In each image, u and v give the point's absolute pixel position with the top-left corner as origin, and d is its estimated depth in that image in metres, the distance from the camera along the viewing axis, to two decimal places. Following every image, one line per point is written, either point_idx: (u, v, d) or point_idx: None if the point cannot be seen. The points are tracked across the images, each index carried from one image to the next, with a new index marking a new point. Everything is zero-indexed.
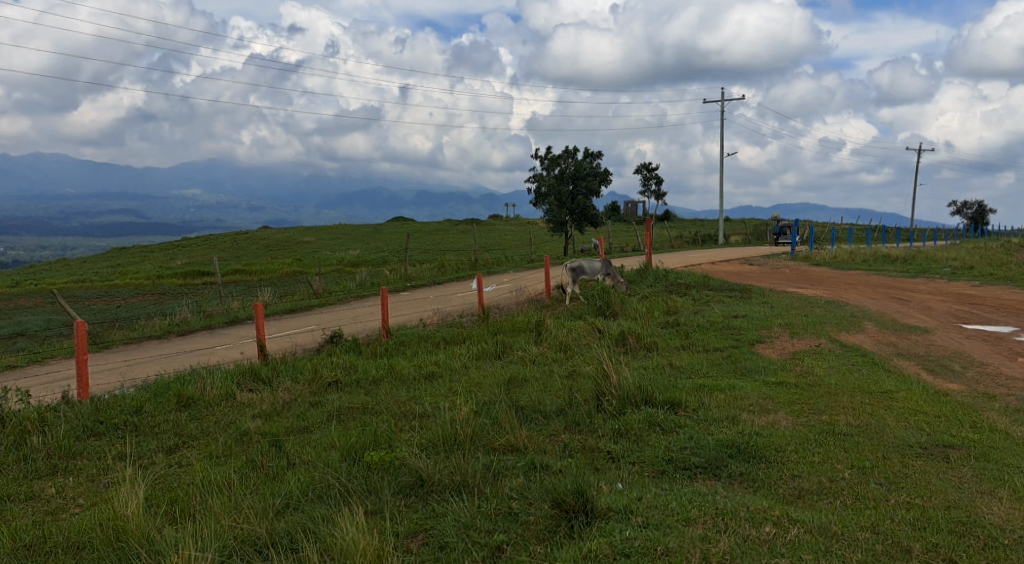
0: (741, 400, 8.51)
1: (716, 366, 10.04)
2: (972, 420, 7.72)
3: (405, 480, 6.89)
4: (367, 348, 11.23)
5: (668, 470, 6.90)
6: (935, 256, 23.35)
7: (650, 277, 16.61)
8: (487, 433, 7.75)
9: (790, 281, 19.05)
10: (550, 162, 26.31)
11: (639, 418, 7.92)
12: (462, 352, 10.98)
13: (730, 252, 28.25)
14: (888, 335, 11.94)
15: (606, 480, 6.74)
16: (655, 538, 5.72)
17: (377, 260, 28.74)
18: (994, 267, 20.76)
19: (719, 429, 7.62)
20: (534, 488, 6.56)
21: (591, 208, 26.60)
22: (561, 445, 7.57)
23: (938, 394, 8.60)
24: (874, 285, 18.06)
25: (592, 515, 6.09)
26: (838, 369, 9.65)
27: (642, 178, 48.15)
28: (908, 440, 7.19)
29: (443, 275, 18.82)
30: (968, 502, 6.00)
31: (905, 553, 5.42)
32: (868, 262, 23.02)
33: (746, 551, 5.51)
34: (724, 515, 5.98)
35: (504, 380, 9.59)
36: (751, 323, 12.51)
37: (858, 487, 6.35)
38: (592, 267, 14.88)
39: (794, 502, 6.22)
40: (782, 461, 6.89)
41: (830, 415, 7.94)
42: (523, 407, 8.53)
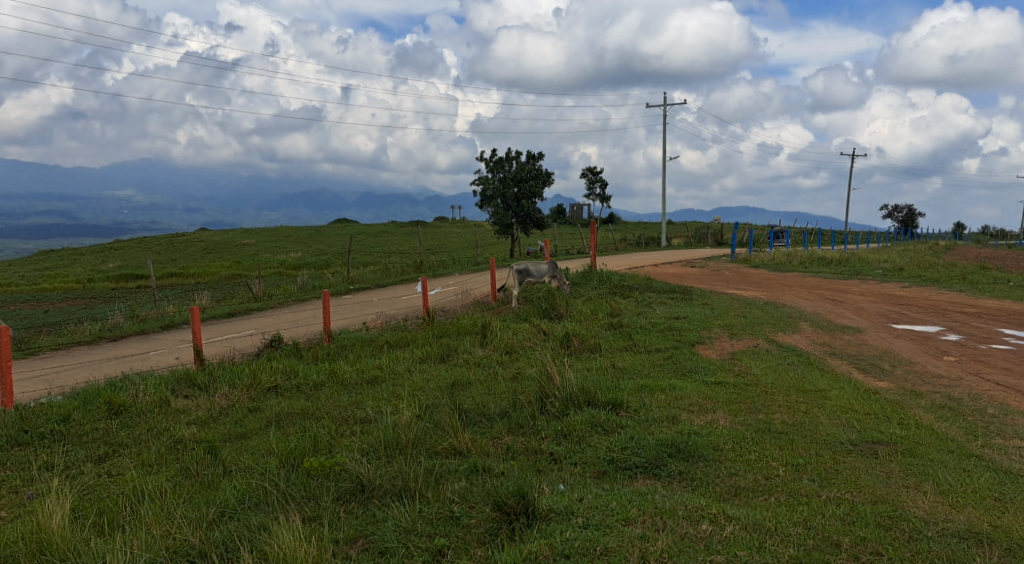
0: (681, 399, 8.65)
1: (657, 366, 10.19)
2: (900, 417, 7.98)
3: (345, 485, 6.83)
4: (308, 352, 11.07)
5: (609, 470, 6.97)
6: (868, 258, 24.14)
7: (594, 279, 16.79)
8: (429, 436, 7.71)
9: (730, 282, 19.44)
10: (495, 164, 26.34)
11: (581, 419, 7.98)
12: (406, 355, 10.91)
13: (673, 254, 28.75)
14: (822, 335, 12.29)
15: (548, 481, 6.77)
16: (594, 538, 5.77)
17: (320, 262, 28.38)
18: (923, 269, 21.54)
19: (660, 429, 7.73)
20: (475, 491, 6.55)
21: (536, 210, 26.71)
22: (504, 448, 7.58)
23: (868, 392, 8.88)
24: (810, 287, 18.58)
25: (533, 517, 6.11)
26: (774, 369, 9.89)
27: (587, 181, 48.56)
28: (839, 437, 7.40)
29: (387, 278, 18.67)
30: (895, 497, 6.21)
31: (834, 547, 5.58)
32: (805, 263, 23.67)
33: (682, 549, 5.60)
34: (663, 513, 6.07)
35: (447, 383, 9.57)
36: (692, 324, 12.73)
37: (791, 484, 6.51)
38: (537, 269, 14.93)
39: (730, 499, 6.35)
40: (719, 460, 7.02)
41: (766, 414, 8.12)
42: (467, 410, 8.52)
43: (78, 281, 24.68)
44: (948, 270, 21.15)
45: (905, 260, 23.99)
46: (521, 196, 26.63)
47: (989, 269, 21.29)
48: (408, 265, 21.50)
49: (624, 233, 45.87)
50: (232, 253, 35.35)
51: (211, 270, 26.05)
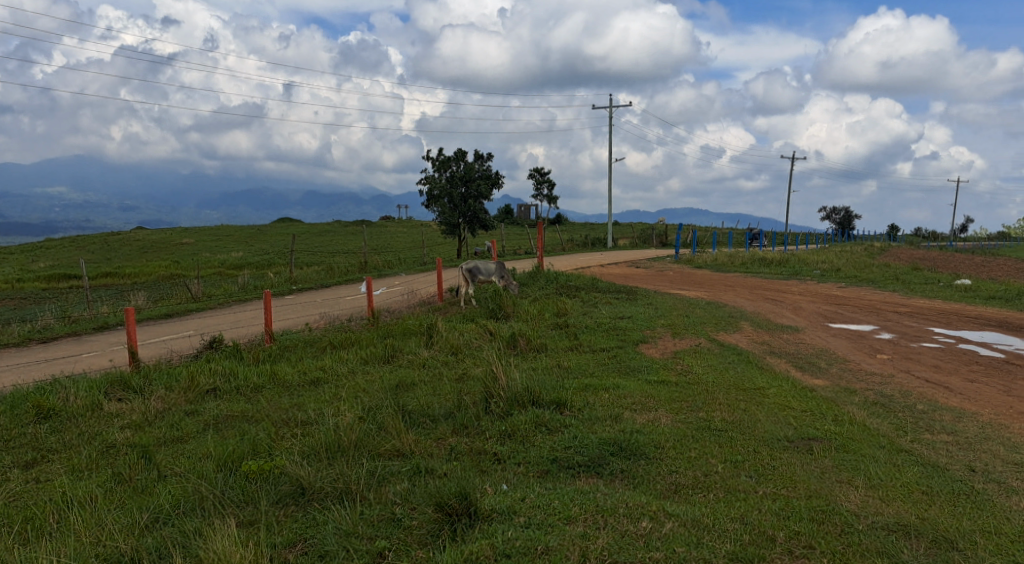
0: (624, 398, 8.74)
1: (602, 366, 10.27)
2: (835, 414, 8.20)
3: (285, 488, 6.72)
4: (248, 353, 10.86)
5: (553, 469, 7.00)
6: (806, 259, 24.76)
7: (541, 279, 16.84)
8: (372, 438, 7.62)
9: (674, 283, 19.74)
10: (441, 164, 26.24)
11: (525, 419, 8.00)
12: (350, 356, 10.77)
13: (619, 255, 28.99)
14: (762, 334, 12.54)
15: (491, 482, 6.77)
16: (536, 537, 5.80)
17: (263, 262, 27.89)
18: (858, 269, 22.19)
19: (603, 427, 7.80)
20: (418, 493, 6.50)
21: (482, 211, 26.71)
22: (447, 448, 7.55)
23: (805, 390, 9.10)
24: (750, 287, 18.96)
25: (476, 518, 6.10)
26: (716, 368, 10.06)
27: (535, 182, 48.75)
28: (776, 434, 7.57)
29: (331, 278, 18.44)
30: (828, 492, 6.37)
31: (770, 541, 5.71)
32: (746, 264, 24.16)
33: (622, 547, 5.67)
34: (604, 511, 6.12)
35: (391, 384, 9.49)
36: (636, 324, 12.87)
37: (729, 481, 6.63)
38: (486, 269, 14.90)
39: (670, 497, 6.43)
40: (660, 457, 7.11)
41: (707, 412, 8.27)
42: (411, 411, 8.47)
43: (7, 281, 23.72)
44: (882, 271, 21.80)
45: (841, 260, 24.70)
46: (467, 196, 26.60)
47: (921, 270, 22.02)
48: (352, 264, 21.28)
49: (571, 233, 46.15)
50: (170, 253, 34.39)
51: (148, 270, 25.33)
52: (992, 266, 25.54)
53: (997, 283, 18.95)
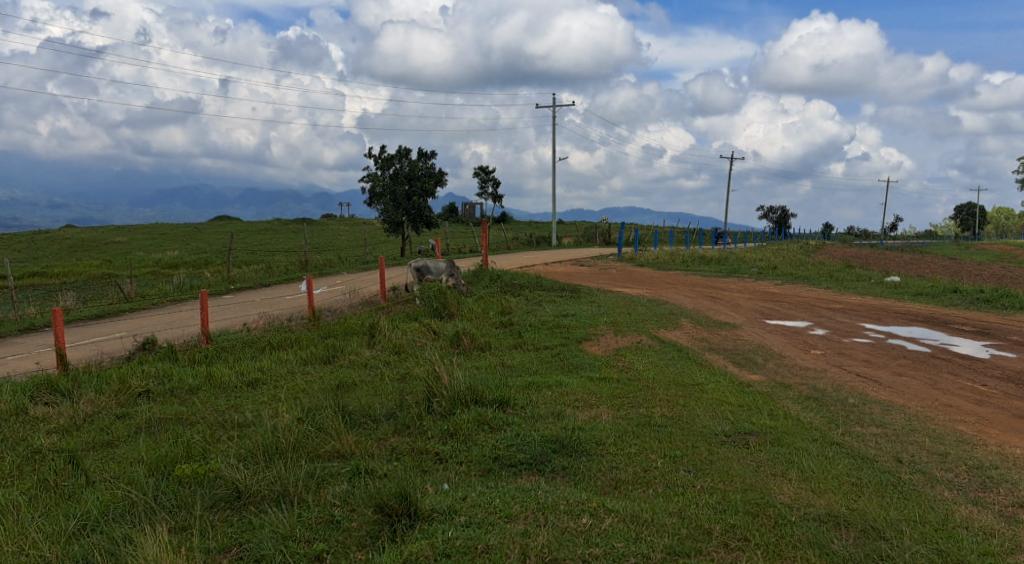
0: (566, 396, 8.80)
1: (545, 364, 10.32)
2: (771, 408, 8.39)
3: (220, 492, 6.58)
4: (183, 355, 10.59)
5: (494, 468, 7.00)
6: (745, 257, 25.34)
7: (485, 277, 16.80)
8: (311, 439, 7.51)
9: (617, 280, 19.97)
10: (384, 161, 26.00)
11: (468, 418, 7.97)
12: (289, 357, 10.58)
13: (563, 253, 29.19)
14: (701, 331, 12.76)
15: (432, 481, 6.74)
16: (476, 537, 5.79)
17: (201, 261, 27.23)
18: (794, 267, 22.80)
19: (545, 425, 7.83)
20: (357, 494, 6.43)
21: (426, 209, 26.55)
22: (388, 449, 7.48)
23: (741, 385, 9.30)
24: (690, 284, 19.26)
25: (416, 517, 6.07)
26: (656, 364, 10.21)
27: (479, 179, 48.80)
28: (714, 429, 7.71)
29: (270, 278, 18.10)
30: (763, 485, 6.51)
31: (706, 535, 5.81)
32: (686, 262, 24.55)
33: (563, 543, 5.70)
34: (545, 509, 6.15)
35: (332, 385, 9.36)
36: (580, 321, 12.96)
37: (668, 475, 6.73)
38: (436, 267, 15.00)
39: (610, 493, 6.50)
40: (601, 454, 7.18)
41: (647, 408, 8.37)
42: (351, 411, 8.36)
43: None
44: (817, 268, 22.38)
45: (778, 258, 25.35)
46: (411, 194, 26.41)
47: (853, 268, 22.68)
48: (292, 263, 20.95)
49: (516, 231, 46.18)
50: (101, 252, 33.29)
51: (78, 269, 24.47)
52: (919, 263, 26.52)
53: (924, 279, 19.65)
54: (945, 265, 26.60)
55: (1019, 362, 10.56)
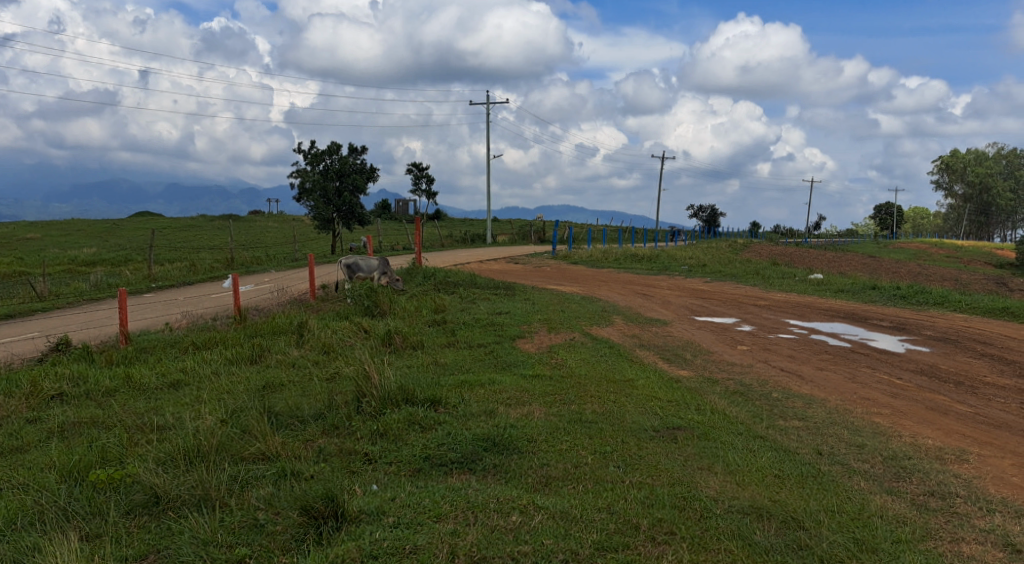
0: (498, 394, 8.76)
1: (478, 361, 10.28)
2: (698, 403, 8.53)
3: (137, 498, 6.33)
4: (100, 356, 10.17)
5: (424, 467, 6.92)
6: (676, 255, 25.75)
7: (418, 275, 16.64)
8: (235, 442, 7.29)
9: (550, 278, 20.03)
10: (313, 157, 25.53)
11: (398, 418, 7.86)
12: (213, 357, 10.27)
13: (497, 251, 29.16)
14: (633, 328, 12.92)
15: (360, 483, 6.63)
16: (404, 537, 5.72)
17: (121, 259, 26.19)
18: (722, 265, 23.30)
19: (476, 423, 7.78)
20: (282, 497, 6.27)
21: (358, 205, 26.20)
22: (316, 450, 7.33)
23: (671, 381, 9.44)
24: (622, 282, 19.48)
25: (342, 519, 5.95)
26: (588, 361, 10.27)
27: (413, 177, 48.39)
28: (643, 424, 7.79)
29: (194, 276, 17.53)
30: (690, 479, 6.61)
31: (634, 529, 5.86)
32: (619, 261, 24.84)
33: (491, 542, 5.68)
34: (474, 507, 6.10)
35: (257, 385, 9.11)
36: (513, 319, 12.96)
37: (598, 471, 6.76)
38: (367, 265, 14.84)
39: (540, 489, 6.50)
40: (532, 451, 7.17)
41: (578, 405, 8.41)
42: (277, 412, 8.15)
43: None
44: (744, 266, 22.92)
45: (707, 256, 25.89)
46: (342, 191, 26.01)
47: (779, 265, 23.31)
48: (219, 261, 20.37)
49: (451, 229, 46.21)
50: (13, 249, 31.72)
51: None
52: (841, 261, 27.43)
53: (844, 277, 20.33)
54: (864, 263, 27.64)
55: (933, 356, 11.01)
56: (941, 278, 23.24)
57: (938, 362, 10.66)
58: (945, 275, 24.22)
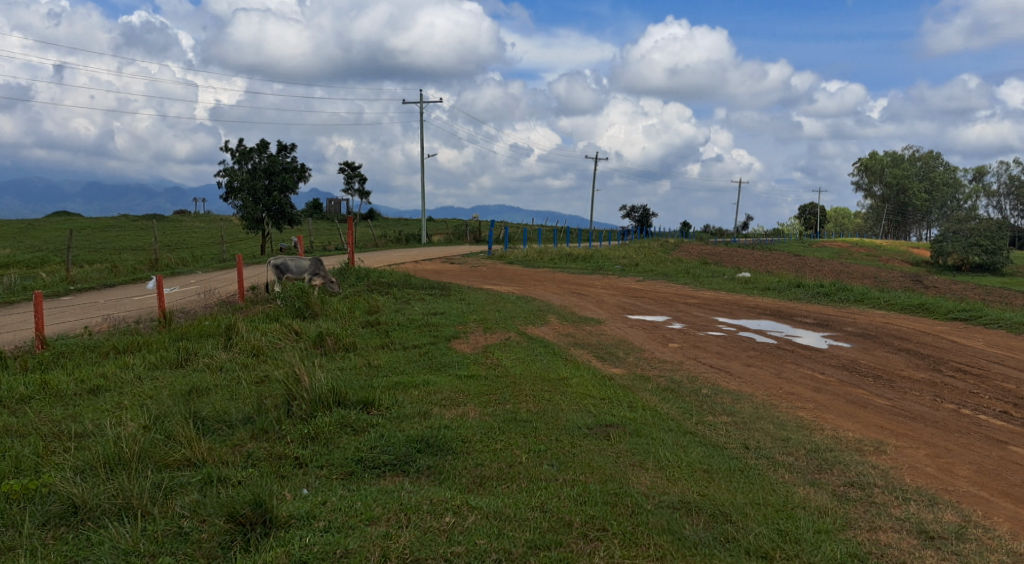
0: (433, 395, 8.70)
1: (412, 362, 10.19)
2: (630, 401, 8.64)
3: (53, 508, 6.08)
4: (14, 362, 9.72)
5: (357, 470, 6.82)
6: (610, 254, 26.08)
7: (351, 275, 16.42)
8: (158, 448, 7.06)
9: (486, 278, 20.00)
10: (241, 155, 24.94)
11: (330, 421, 7.73)
12: (136, 362, 9.93)
13: (433, 251, 28.97)
14: (567, 327, 13.01)
15: (290, 487, 6.50)
16: (334, 541, 5.64)
17: (36, 260, 25.07)
18: (655, 264, 23.71)
19: (410, 425, 7.71)
20: (208, 503, 6.10)
21: (288, 205, 25.72)
22: (245, 455, 7.15)
23: (604, 379, 9.53)
24: (557, 282, 19.61)
25: (271, 525, 5.83)
26: (522, 360, 10.30)
27: (346, 176, 47.76)
28: (577, 422, 7.85)
29: (114, 278, 16.90)
30: (622, 475, 6.68)
31: (566, 527, 5.91)
32: (554, 260, 25.00)
33: (424, 543, 5.64)
34: (407, 509, 6.05)
35: (183, 390, 8.83)
36: (448, 319, 12.90)
37: (532, 470, 6.77)
38: (298, 265, 14.55)
39: (474, 490, 6.49)
40: (467, 451, 7.15)
41: (513, 404, 8.42)
42: (204, 417, 7.92)
43: None
44: (676, 265, 23.37)
45: (640, 255, 26.31)
46: (271, 190, 25.47)
47: (708, 264, 23.88)
48: (142, 262, 19.69)
49: (386, 229, 45.79)
50: None
51: None
52: (768, 260, 28.27)
53: (772, 275, 20.94)
54: (789, 261, 28.46)
55: (853, 351, 11.41)
56: (861, 275, 24.14)
57: (858, 357, 11.07)
58: (864, 273, 25.17)
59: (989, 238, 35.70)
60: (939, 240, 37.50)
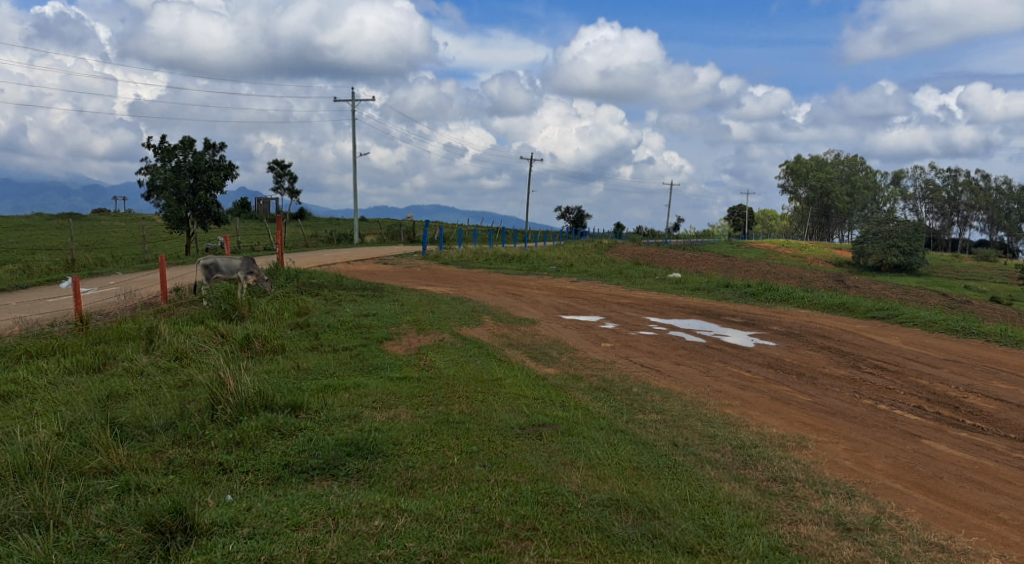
0: (364, 397, 8.57)
1: (343, 365, 10.02)
2: (563, 400, 8.68)
3: None
4: None
5: (284, 475, 6.66)
6: (545, 255, 26.21)
7: (281, 276, 16.08)
8: (73, 456, 6.76)
9: (420, 279, 19.83)
10: (164, 153, 24.17)
11: (256, 425, 7.52)
12: (50, 366, 9.50)
13: (365, 252, 28.57)
14: (501, 327, 13.00)
15: (213, 494, 6.30)
16: (258, 548, 5.51)
17: None
18: (588, 264, 23.95)
19: (340, 428, 7.57)
20: (126, 513, 5.87)
21: (214, 204, 25.05)
22: (165, 461, 6.90)
23: (538, 379, 9.55)
24: (492, 282, 19.62)
25: (192, 533, 5.64)
26: (456, 361, 10.25)
27: (276, 175, 46.79)
28: (510, 423, 7.84)
29: (27, 279, 16.14)
30: (553, 475, 6.70)
31: (497, 527, 5.88)
32: (489, 261, 24.98)
33: (352, 548, 5.55)
34: (335, 513, 5.93)
35: (101, 396, 8.48)
36: (381, 321, 12.73)
37: (464, 471, 6.73)
38: (227, 265, 14.17)
39: (405, 492, 6.40)
40: (397, 454, 7.05)
41: (446, 405, 8.36)
42: (122, 424, 7.62)
43: None
44: (609, 266, 23.67)
45: (574, 255, 26.52)
46: (197, 189, 24.77)
47: (640, 265, 24.28)
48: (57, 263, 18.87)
49: (318, 229, 45.02)
50: None
51: None
52: (698, 260, 28.88)
53: (702, 275, 21.41)
54: (718, 262, 29.11)
55: (778, 349, 11.73)
56: (786, 276, 24.86)
57: (783, 355, 11.37)
58: (789, 273, 25.94)
59: (906, 240, 37.30)
60: (860, 241, 38.98)
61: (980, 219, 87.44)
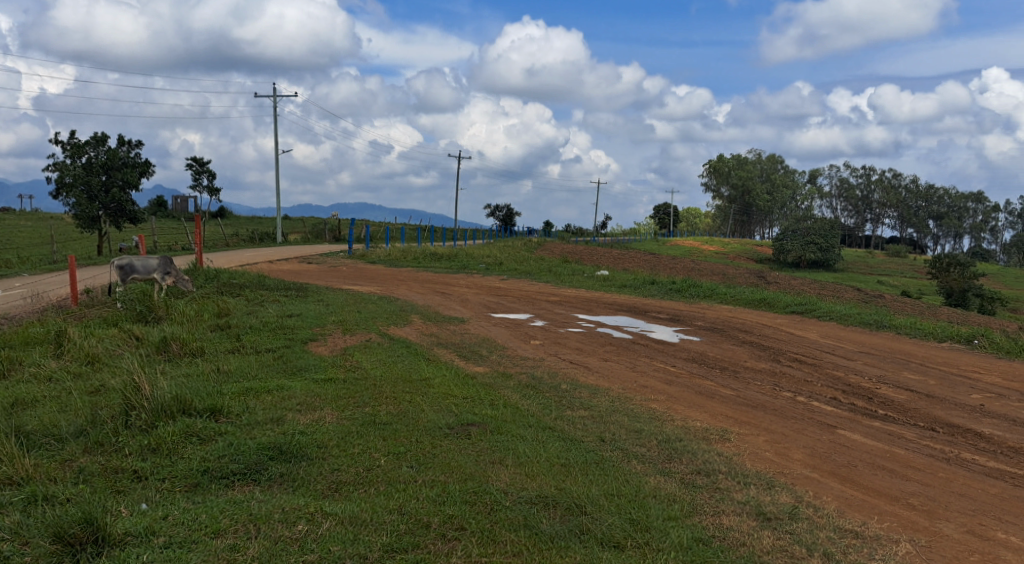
0: (287, 400, 8.35)
1: (267, 367, 9.75)
2: (492, 399, 8.64)
3: None
4: None
5: (202, 481, 6.42)
6: (474, 253, 26.17)
7: (200, 276, 15.58)
8: None
9: (347, 278, 19.53)
10: (73, 149, 23.12)
11: (173, 430, 7.24)
12: None
13: (290, 251, 27.96)
14: (429, 326, 12.90)
15: (127, 503, 6.03)
16: (174, 558, 5.31)
17: None
18: (517, 262, 24.02)
19: (262, 432, 7.36)
20: (32, 525, 5.57)
21: (128, 203, 24.11)
22: (75, 470, 6.57)
23: (466, 378, 9.49)
24: (420, 281, 19.46)
25: (104, 544, 5.39)
26: (384, 362, 10.10)
27: (195, 172, 45.35)
28: (438, 423, 7.75)
29: None
30: (481, 473, 6.65)
31: (424, 528, 5.80)
32: (417, 260, 24.77)
33: (274, 554, 5.40)
34: (257, 519, 5.76)
35: (4, 403, 8.03)
36: (305, 321, 12.47)
37: (390, 473, 6.62)
38: (143, 265, 13.64)
39: (330, 495, 6.26)
40: (323, 457, 6.89)
41: (372, 407, 8.21)
42: (28, 432, 7.23)
43: None
44: (538, 264, 23.80)
45: (503, 253, 26.59)
46: (109, 186, 23.77)
47: (568, 262, 24.50)
48: None
49: (241, 227, 43.86)
50: None
51: None
52: (625, 257, 29.32)
53: (628, 272, 21.74)
54: (645, 259, 29.59)
55: (702, 344, 11.98)
56: (709, 272, 25.50)
57: (706, 349, 11.63)
58: (713, 269, 26.59)
59: (822, 237, 38.72)
60: (779, 240, 40.09)
61: (891, 217, 91.44)
